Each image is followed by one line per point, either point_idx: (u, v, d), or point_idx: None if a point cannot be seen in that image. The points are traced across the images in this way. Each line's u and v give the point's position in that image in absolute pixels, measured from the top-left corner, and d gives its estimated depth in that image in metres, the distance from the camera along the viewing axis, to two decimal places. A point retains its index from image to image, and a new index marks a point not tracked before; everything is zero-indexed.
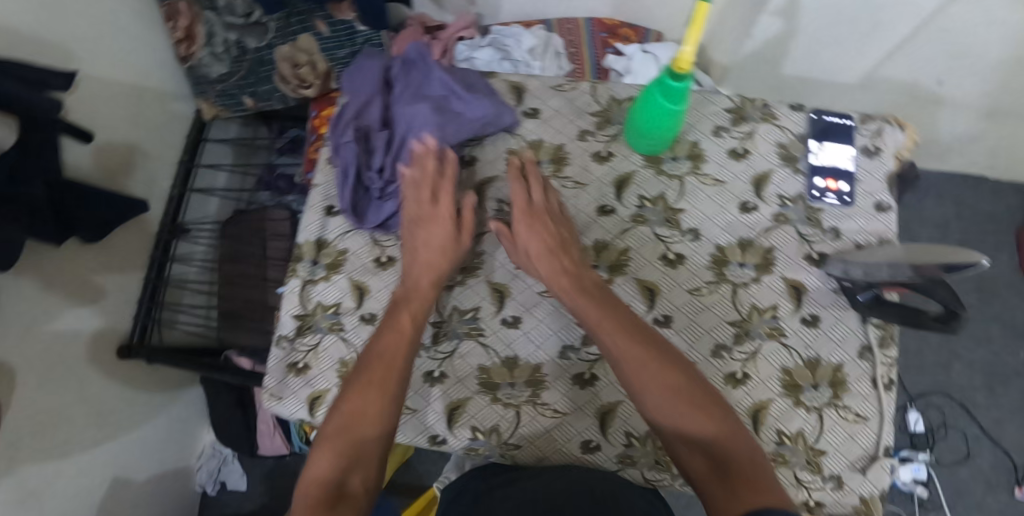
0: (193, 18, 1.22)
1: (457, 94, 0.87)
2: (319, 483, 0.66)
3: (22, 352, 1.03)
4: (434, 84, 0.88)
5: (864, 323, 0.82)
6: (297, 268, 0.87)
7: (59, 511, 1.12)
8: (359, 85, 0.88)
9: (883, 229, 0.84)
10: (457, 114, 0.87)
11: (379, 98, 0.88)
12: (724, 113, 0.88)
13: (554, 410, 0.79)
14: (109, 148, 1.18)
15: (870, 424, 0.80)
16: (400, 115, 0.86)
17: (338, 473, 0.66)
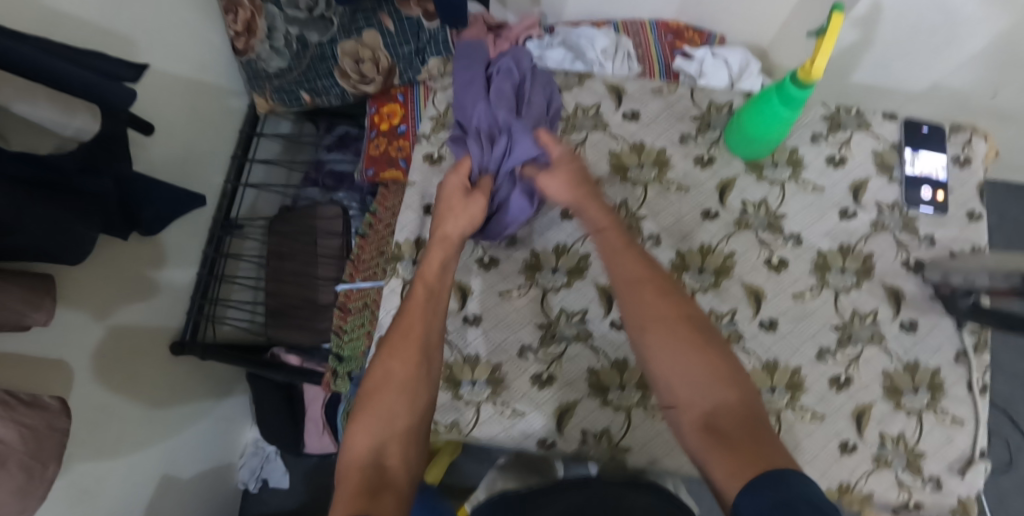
0: (254, 11, 1.19)
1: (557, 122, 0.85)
2: (357, 467, 0.61)
3: (80, 345, 1.03)
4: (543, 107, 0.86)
5: (959, 329, 0.84)
6: (398, 268, 0.86)
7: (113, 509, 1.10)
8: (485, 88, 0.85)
9: (975, 237, 0.86)
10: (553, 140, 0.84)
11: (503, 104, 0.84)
12: (820, 121, 0.90)
13: (664, 412, 0.80)
14: (169, 142, 1.15)
15: (966, 427, 0.82)
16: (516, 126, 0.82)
17: (369, 453, 0.62)
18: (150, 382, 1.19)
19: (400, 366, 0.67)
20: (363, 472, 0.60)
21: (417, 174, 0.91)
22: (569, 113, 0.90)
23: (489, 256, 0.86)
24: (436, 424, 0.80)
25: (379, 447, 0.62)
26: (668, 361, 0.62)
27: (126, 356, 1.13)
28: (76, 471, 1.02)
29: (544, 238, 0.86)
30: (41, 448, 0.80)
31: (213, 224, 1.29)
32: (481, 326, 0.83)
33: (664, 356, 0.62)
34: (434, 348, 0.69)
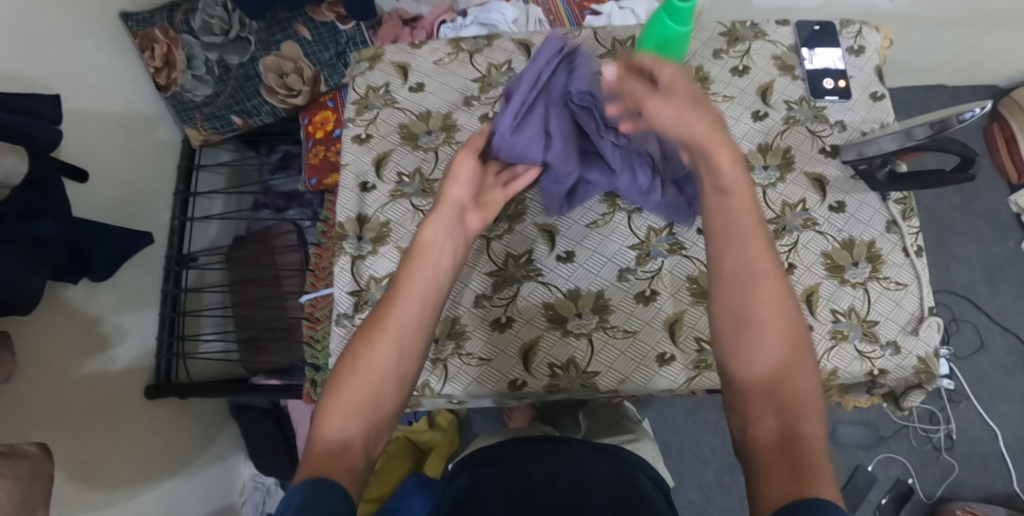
0: (170, 43, 1.23)
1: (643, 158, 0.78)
2: (326, 444, 0.61)
3: (52, 397, 1.02)
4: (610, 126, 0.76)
5: (885, 200, 0.89)
6: (345, 246, 0.88)
7: None
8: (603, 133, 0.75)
9: (882, 115, 0.92)
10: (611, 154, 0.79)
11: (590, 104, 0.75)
12: (718, 37, 0.95)
13: (624, 330, 0.82)
14: (106, 185, 1.16)
15: (911, 289, 0.86)
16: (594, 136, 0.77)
17: (346, 436, 0.61)
18: (135, 427, 1.18)
19: (377, 359, 0.66)
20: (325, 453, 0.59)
21: (348, 157, 0.93)
22: (484, 72, 0.93)
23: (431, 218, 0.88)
24: None
25: (345, 435, 0.61)
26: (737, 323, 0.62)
27: (106, 402, 1.13)
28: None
29: None
30: (26, 499, 0.77)
31: (168, 261, 1.27)
32: None
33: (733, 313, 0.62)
34: (411, 346, 0.68)
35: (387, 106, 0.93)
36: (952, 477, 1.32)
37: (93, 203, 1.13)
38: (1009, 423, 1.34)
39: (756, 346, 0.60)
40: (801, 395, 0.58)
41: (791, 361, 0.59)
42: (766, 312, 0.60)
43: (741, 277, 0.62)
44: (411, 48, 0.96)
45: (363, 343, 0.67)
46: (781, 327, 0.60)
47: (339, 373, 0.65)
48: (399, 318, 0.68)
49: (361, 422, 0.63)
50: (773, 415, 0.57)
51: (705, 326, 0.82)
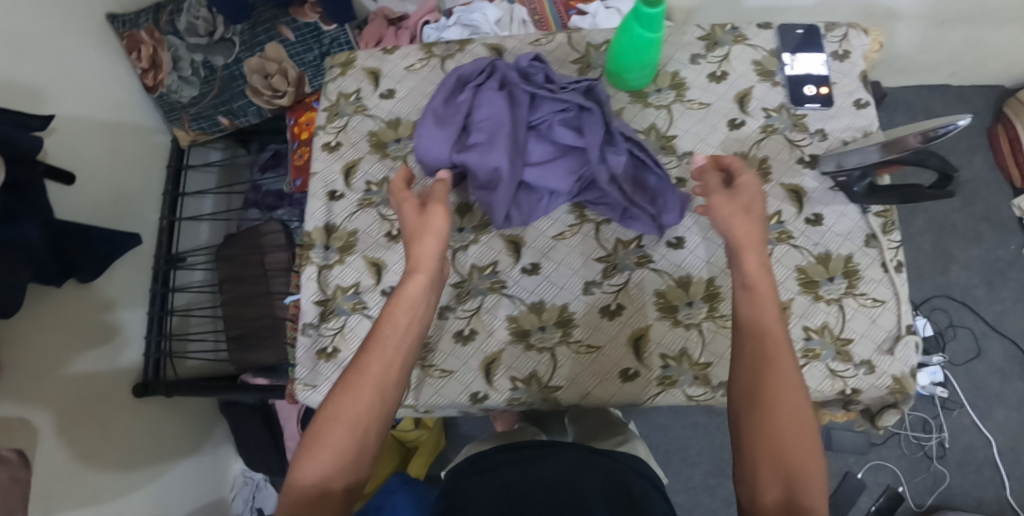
0: (156, 45, 1.23)
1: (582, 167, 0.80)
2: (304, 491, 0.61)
3: (41, 398, 1.03)
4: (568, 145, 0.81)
5: (864, 213, 0.86)
6: (312, 255, 0.88)
7: None
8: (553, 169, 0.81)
9: (867, 124, 0.88)
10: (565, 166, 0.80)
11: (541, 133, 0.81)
12: (697, 42, 0.92)
13: (587, 344, 0.81)
14: (93, 186, 1.17)
15: (889, 305, 0.83)
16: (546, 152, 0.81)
17: (321, 482, 0.61)
18: (124, 429, 1.19)
19: (358, 405, 0.63)
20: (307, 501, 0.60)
21: (318, 165, 0.92)
22: None
23: (397, 228, 0.87)
24: None
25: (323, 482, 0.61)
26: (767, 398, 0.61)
27: (91, 403, 1.13)
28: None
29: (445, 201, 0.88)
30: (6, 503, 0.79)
31: (157, 261, 1.29)
32: None
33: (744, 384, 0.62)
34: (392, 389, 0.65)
35: (357, 113, 0.93)
36: (944, 486, 1.30)
37: (79, 206, 1.14)
38: (1005, 431, 1.31)
39: (763, 416, 0.59)
40: (806, 472, 0.57)
41: (796, 433, 0.58)
42: (782, 388, 0.60)
43: (756, 347, 0.63)
44: (383, 53, 0.95)
45: (340, 394, 0.64)
46: (792, 404, 0.59)
47: (316, 423, 0.63)
48: (375, 372, 0.65)
49: (338, 473, 0.62)
50: (776, 481, 0.57)
51: (670, 343, 0.80)
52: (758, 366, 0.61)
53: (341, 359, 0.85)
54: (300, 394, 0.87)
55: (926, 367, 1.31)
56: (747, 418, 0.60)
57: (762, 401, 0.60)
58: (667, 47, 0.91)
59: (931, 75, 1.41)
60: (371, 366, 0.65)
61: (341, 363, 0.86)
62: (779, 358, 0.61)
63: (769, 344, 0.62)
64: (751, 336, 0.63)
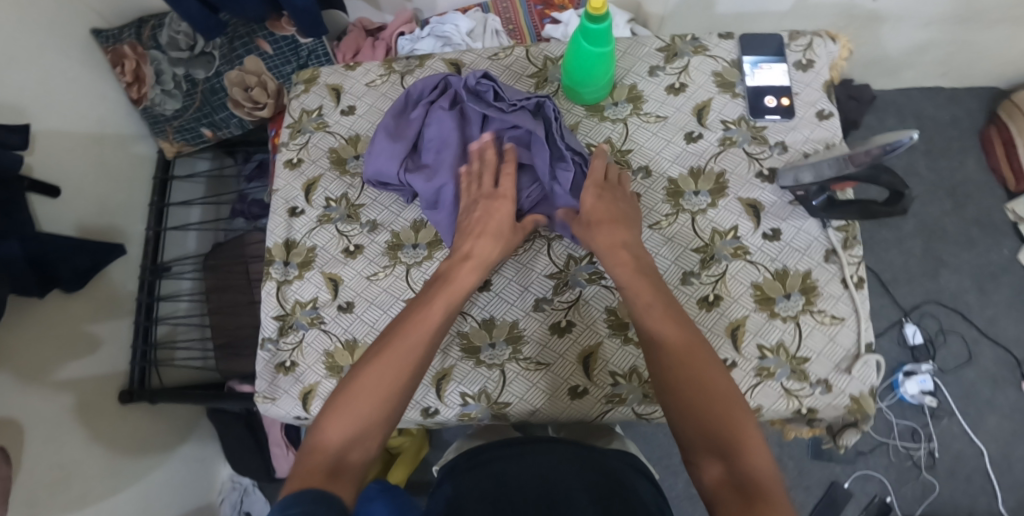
0: (139, 59, 1.26)
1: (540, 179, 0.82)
2: (323, 450, 0.63)
3: (25, 406, 1.05)
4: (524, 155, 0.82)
5: (824, 228, 0.84)
6: (272, 271, 0.90)
7: None
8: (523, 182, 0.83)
9: (829, 135, 0.87)
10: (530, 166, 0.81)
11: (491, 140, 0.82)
12: (656, 53, 0.92)
13: (536, 362, 0.81)
14: (76, 197, 1.19)
15: (849, 323, 0.81)
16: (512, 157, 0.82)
17: (343, 444, 0.63)
18: (110, 435, 1.21)
19: (390, 375, 0.68)
20: (323, 469, 0.61)
21: (281, 182, 0.94)
22: None
23: (354, 244, 0.89)
24: None
25: (347, 444, 0.64)
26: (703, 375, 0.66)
27: (77, 409, 1.15)
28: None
29: (400, 218, 0.89)
30: None
31: (143, 271, 1.33)
32: (354, 311, 0.87)
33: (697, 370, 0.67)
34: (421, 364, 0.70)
35: (318, 129, 0.94)
36: (932, 496, 1.26)
37: (64, 217, 1.16)
38: (996, 439, 1.28)
39: (704, 420, 0.63)
40: (757, 461, 0.61)
41: (738, 428, 0.63)
42: (713, 393, 0.65)
43: (682, 361, 0.67)
44: (345, 69, 0.96)
45: (371, 368, 0.68)
46: (727, 402, 0.64)
47: (341, 395, 0.67)
48: (413, 348, 0.70)
49: (356, 445, 0.64)
50: (722, 469, 0.60)
51: (620, 360, 0.80)
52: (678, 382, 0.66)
53: (298, 373, 0.87)
54: (261, 408, 0.88)
55: (916, 376, 1.28)
56: (686, 420, 0.64)
57: (696, 407, 0.64)
58: (624, 61, 0.92)
59: (921, 78, 1.39)
60: (411, 344, 0.70)
61: (299, 377, 0.87)
62: (709, 365, 0.67)
63: (689, 355, 0.68)
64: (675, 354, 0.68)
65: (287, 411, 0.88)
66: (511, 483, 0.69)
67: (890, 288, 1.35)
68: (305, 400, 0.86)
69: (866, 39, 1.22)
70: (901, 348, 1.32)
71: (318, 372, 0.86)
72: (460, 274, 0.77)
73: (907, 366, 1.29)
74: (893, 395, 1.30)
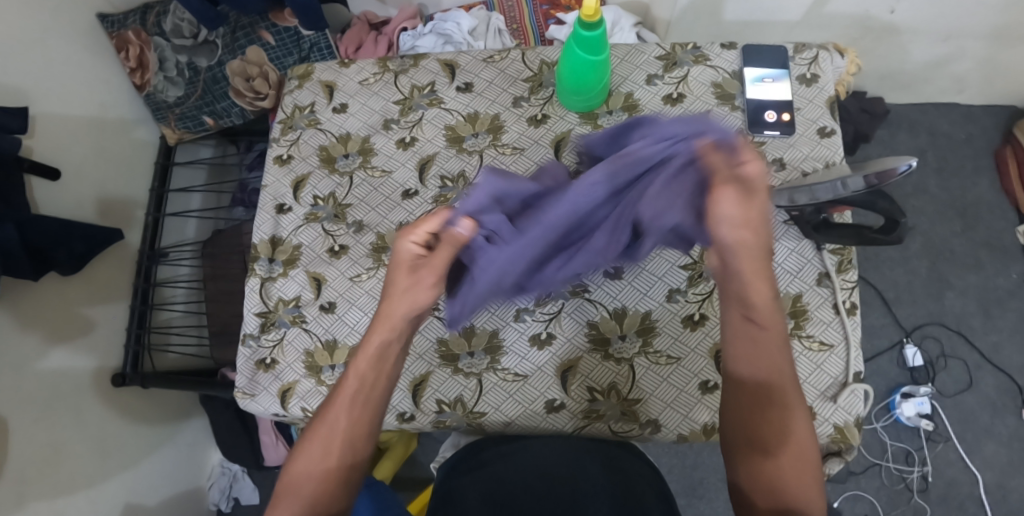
0: (143, 45, 1.25)
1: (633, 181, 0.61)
2: None
3: (16, 387, 1.04)
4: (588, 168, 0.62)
5: (820, 250, 0.82)
6: (257, 267, 0.90)
7: None
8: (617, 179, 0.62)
9: (828, 154, 0.84)
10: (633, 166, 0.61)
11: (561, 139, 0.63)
12: (655, 61, 0.90)
13: (514, 373, 0.81)
14: (75, 182, 1.18)
15: (837, 350, 0.79)
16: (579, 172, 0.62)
17: None
18: (102, 419, 1.21)
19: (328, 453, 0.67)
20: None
21: (271, 178, 0.94)
22: (406, 94, 0.94)
23: (339, 244, 0.88)
24: (304, 410, 0.85)
25: None
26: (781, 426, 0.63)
27: (67, 395, 1.14)
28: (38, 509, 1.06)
29: (386, 220, 0.88)
30: None
31: (139, 257, 1.32)
32: (336, 311, 0.86)
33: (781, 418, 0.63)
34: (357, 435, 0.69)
35: (310, 126, 0.95)
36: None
37: (61, 201, 1.15)
38: (992, 467, 1.25)
39: (764, 463, 0.63)
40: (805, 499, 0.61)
41: (799, 474, 0.62)
42: (785, 441, 0.63)
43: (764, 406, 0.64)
44: (339, 66, 0.97)
45: (306, 451, 0.68)
46: (796, 450, 0.63)
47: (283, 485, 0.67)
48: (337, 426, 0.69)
49: None
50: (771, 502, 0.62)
51: (598, 376, 0.80)
52: (756, 429, 0.64)
53: (278, 370, 0.87)
54: (240, 403, 0.89)
55: (913, 397, 1.25)
56: (739, 449, 0.64)
57: (760, 453, 0.63)
58: (620, 68, 0.90)
59: (938, 94, 1.35)
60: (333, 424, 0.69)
61: (278, 375, 0.87)
62: (794, 410, 0.64)
63: (776, 401, 0.63)
64: (753, 399, 0.64)
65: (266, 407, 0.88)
66: (515, 488, 0.69)
67: (893, 306, 1.32)
68: (283, 398, 0.86)
69: (882, 52, 1.18)
70: (901, 369, 1.29)
71: (297, 371, 0.86)
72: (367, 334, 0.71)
73: (905, 388, 1.26)
74: (890, 416, 1.27)
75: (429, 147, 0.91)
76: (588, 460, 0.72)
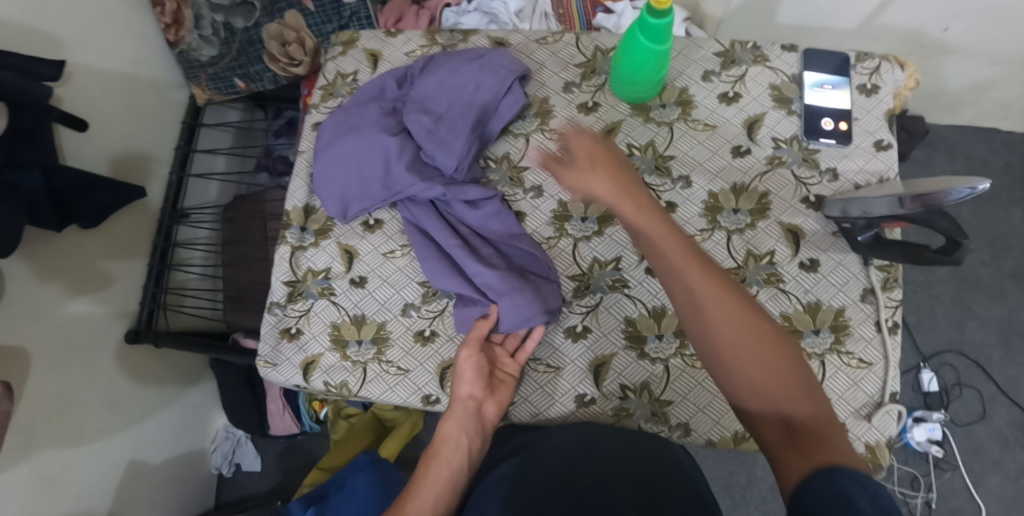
0: (179, 2, 1.22)
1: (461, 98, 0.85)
2: None
3: (31, 338, 1.02)
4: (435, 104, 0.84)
5: (866, 266, 0.79)
6: (288, 235, 0.88)
7: (76, 497, 1.11)
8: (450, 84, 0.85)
9: (884, 168, 0.82)
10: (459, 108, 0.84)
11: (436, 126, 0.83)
12: (713, 57, 0.88)
13: (546, 363, 0.79)
14: (102, 135, 1.15)
15: (875, 369, 0.77)
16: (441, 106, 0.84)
17: None
18: (112, 375, 1.20)
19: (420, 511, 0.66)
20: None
21: (307, 144, 0.93)
22: None
23: (374, 217, 0.87)
24: (327, 384, 0.83)
25: None
26: (743, 330, 0.59)
27: (82, 346, 1.13)
28: (44, 462, 1.04)
29: None
30: None
31: (161, 215, 1.30)
32: (366, 287, 0.84)
33: (738, 316, 0.60)
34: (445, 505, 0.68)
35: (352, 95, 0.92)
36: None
37: (88, 154, 1.12)
38: (997, 500, 1.23)
39: (764, 392, 0.57)
40: (812, 411, 0.56)
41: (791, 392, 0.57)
42: (755, 346, 0.58)
43: (756, 352, 0.58)
44: (385, 36, 0.95)
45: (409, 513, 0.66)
46: (769, 362, 0.58)
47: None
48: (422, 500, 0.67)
49: None
50: (773, 423, 0.56)
51: (632, 374, 0.78)
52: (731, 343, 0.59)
53: (303, 341, 0.85)
54: (260, 371, 0.87)
55: (924, 422, 1.23)
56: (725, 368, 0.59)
57: (755, 383, 0.57)
58: (678, 61, 0.87)
59: (980, 117, 1.33)
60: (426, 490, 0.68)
61: (303, 346, 0.85)
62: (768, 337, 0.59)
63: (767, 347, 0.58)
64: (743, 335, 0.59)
65: (287, 378, 0.86)
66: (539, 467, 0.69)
67: (913, 329, 1.31)
68: (306, 370, 0.84)
69: (931, 71, 1.16)
70: (915, 393, 1.28)
71: (322, 343, 0.85)
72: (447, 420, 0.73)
73: (917, 412, 1.25)
74: (900, 439, 1.26)
75: None
76: (620, 473, 0.67)
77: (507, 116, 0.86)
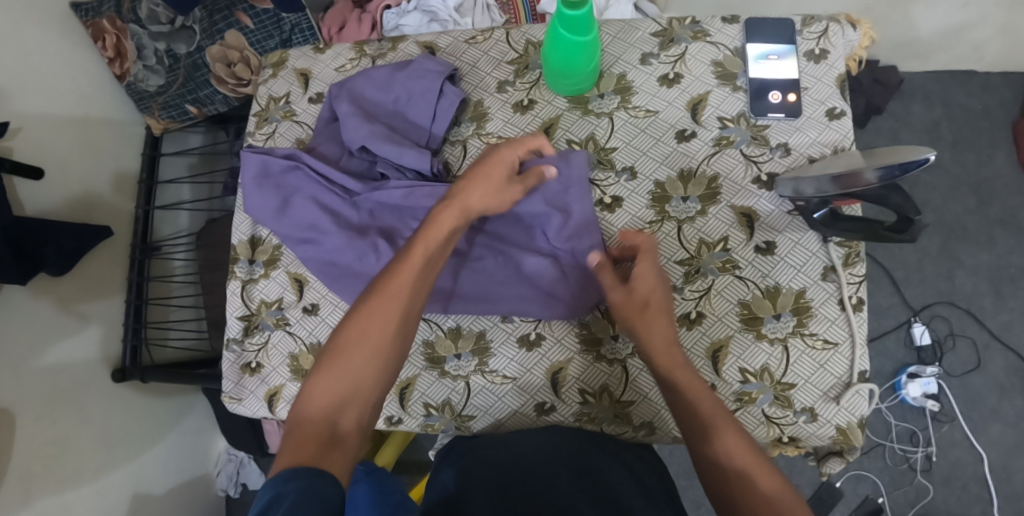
0: (119, 34, 1.20)
1: (399, 102, 0.83)
2: (312, 421, 0.59)
3: (16, 389, 1.03)
4: (375, 113, 0.82)
5: (825, 242, 0.76)
6: (237, 270, 0.88)
7: None
8: (377, 87, 0.83)
9: (838, 138, 0.78)
10: (404, 118, 0.83)
11: (378, 129, 0.80)
12: (651, 38, 0.84)
13: (503, 375, 0.78)
14: (62, 181, 1.14)
15: (842, 349, 0.74)
16: (379, 115, 0.83)
17: (333, 410, 0.60)
18: (106, 413, 1.21)
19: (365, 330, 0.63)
20: (316, 439, 0.57)
21: None
22: None
23: None
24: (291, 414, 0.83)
25: (338, 407, 0.60)
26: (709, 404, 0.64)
27: (67, 389, 1.13)
28: (44, 507, 1.06)
29: None
30: None
31: (132, 250, 1.27)
32: (319, 313, 0.84)
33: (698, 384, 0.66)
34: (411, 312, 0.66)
35: (286, 118, 0.91)
36: (926, 501, 1.20)
37: (54, 200, 1.12)
38: (998, 448, 1.21)
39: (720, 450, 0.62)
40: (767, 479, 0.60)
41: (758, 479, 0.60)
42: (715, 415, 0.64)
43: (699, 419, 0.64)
44: (314, 53, 0.92)
45: (357, 318, 0.64)
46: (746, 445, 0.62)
47: (336, 346, 0.63)
48: (395, 302, 0.64)
49: (348, 408, 0.60)
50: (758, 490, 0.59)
51: (590, 378, 0.77)
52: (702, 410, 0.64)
53: (264, 374, 0.85)
54: (228, 407, 0.88)
55: (919, 378, 1.21)
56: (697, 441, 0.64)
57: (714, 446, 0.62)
58: (614, 47, 0.84)
59: (956, 62, 1.26)
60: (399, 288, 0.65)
61: (265, 378, 0.85)
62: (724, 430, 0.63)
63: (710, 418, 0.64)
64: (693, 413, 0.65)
65: (254, 411, 0.87)
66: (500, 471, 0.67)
67: (901, 285, 1.27)
68: (270, 402, 0.85)
69: (896, 21, 1.10)
70: (907, 349, 1.25)
71: (282, 374, 0.84)
72: (442, 216, 0.70)
73: (911, 368, 1.22)
74: (896, 396, 1.24)
75: (416, 135, 0.83)
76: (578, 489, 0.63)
77: (445, 120, 0.83)
